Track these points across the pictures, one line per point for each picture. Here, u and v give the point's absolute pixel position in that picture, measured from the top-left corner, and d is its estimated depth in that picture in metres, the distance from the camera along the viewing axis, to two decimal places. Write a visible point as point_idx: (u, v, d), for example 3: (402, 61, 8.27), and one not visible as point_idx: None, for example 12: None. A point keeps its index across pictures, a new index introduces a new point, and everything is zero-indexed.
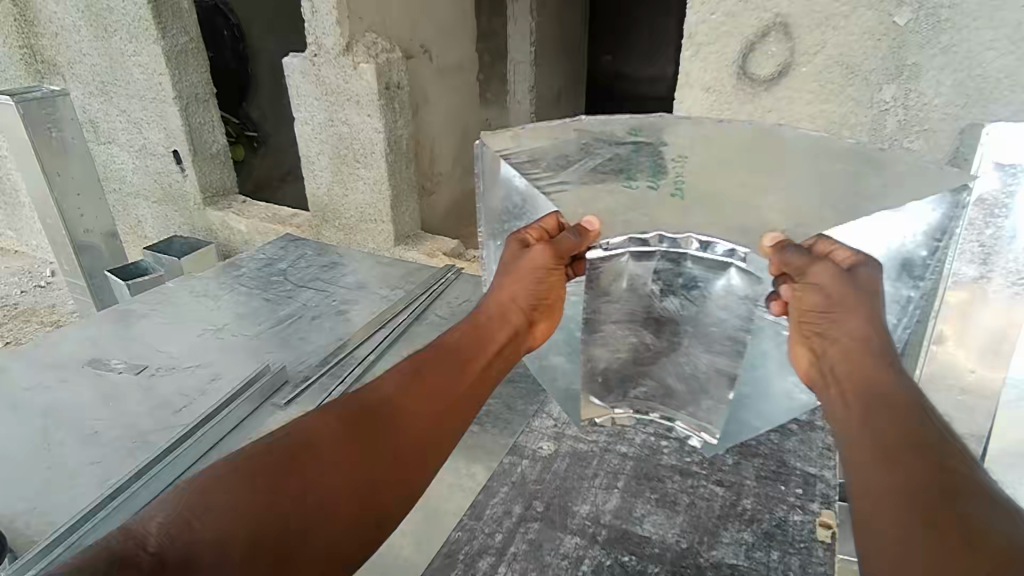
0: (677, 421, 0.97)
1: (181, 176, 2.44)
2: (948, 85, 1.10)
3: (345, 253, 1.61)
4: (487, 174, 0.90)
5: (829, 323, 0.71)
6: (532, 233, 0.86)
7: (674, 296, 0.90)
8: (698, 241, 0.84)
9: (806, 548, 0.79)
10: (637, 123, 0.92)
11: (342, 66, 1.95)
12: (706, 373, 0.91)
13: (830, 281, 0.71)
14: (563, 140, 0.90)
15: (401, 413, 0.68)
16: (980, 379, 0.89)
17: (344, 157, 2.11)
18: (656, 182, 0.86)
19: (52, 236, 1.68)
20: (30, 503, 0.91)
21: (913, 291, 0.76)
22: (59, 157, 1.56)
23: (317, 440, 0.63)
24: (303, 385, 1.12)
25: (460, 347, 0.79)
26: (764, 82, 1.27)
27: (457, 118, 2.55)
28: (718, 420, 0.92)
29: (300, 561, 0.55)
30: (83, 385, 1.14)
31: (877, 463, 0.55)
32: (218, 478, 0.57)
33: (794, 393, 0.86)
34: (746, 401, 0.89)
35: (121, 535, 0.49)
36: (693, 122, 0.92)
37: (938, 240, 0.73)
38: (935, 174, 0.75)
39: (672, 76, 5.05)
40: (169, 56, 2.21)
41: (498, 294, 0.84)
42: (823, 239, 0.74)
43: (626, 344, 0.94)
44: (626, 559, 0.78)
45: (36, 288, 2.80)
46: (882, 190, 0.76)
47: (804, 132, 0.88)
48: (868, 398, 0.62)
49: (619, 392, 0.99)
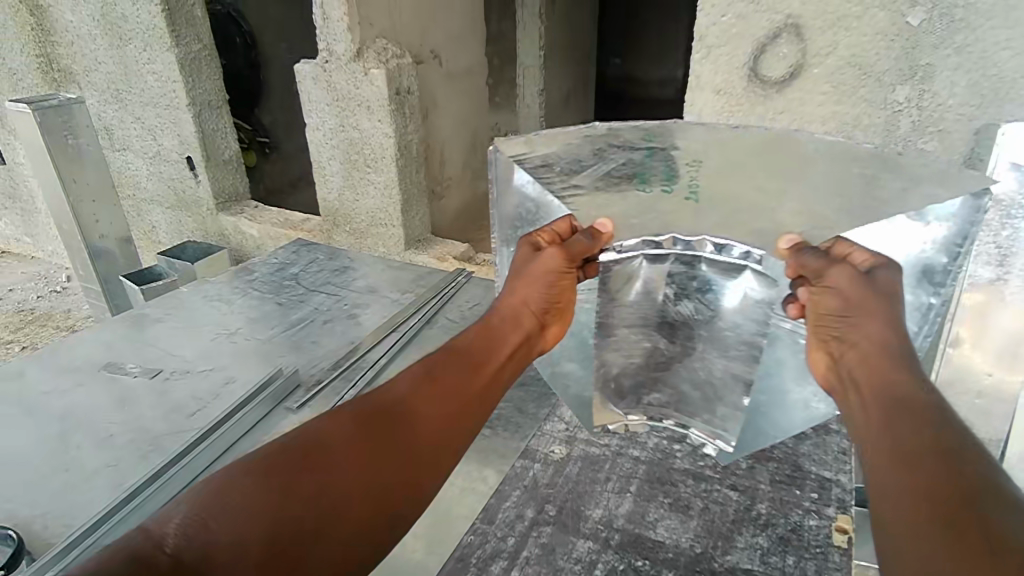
0: (691, 427, 0.93)
1: (195, 182, 2.47)
2: (962, 86, 1.08)
3: (356, 257, 1.62)
4: (500, 181, 0.91)
5: (845, 325, 0.70)
6: (544, 236, 0.84)
7: (689, 300, 0.87)
8: (713, 243, 0.77)
9: (822, 553, 0.78)
10: (651, 129, 0.94)
11: (353, 71, 1.96)
12: (720, 378, 0.89)
13: (849, 284, 0.70)
14: (575, 144, 0.93)
15: (413, 414, 0.69)
16: (996, 382, 0.94)
17: (354, 162, 2.12)
18: (670, 185, 0.85)
19: (68, 241, 1.70)
20: (46, 506, 0.92)
21: (934, 298, 0.75)
22: (74, 162, 1.59)
23: (330, 440, 0.63)
24: (315, 389, 1.13)
25: (470, 351, 0.78)
26: (776, 84, 1.26)
27: (466, 122, 2.56)
28: (734, 427, 0.89)
29: (316, 563, 0.55)
30: (98, 388, 1.16)
31: (896, 466, 0.54)
32: (232, 480, 0.57)
33: (811, 402, 0.86)
34: (762, 409, 0.89)
35: (140, 535, 0.50)
36: (707, 128, 0.95)
37: (959, 246, 0.73)
38: (953, 179, 0.75)
39: (683, 78, 5.05)
40: (182, 63, 2.24)
41: (512, 297, 0.84)
42: (841, 242, 0.73)
43: (640, 348, 0.92)
44: (640, 564, 0.78)
45: (53, 293, 2.84)
46: (902, 194, 0.75)
47: (821, 137, 0.88)
48: (886, 400, 0.61)
49: (633, 398, 0.95)
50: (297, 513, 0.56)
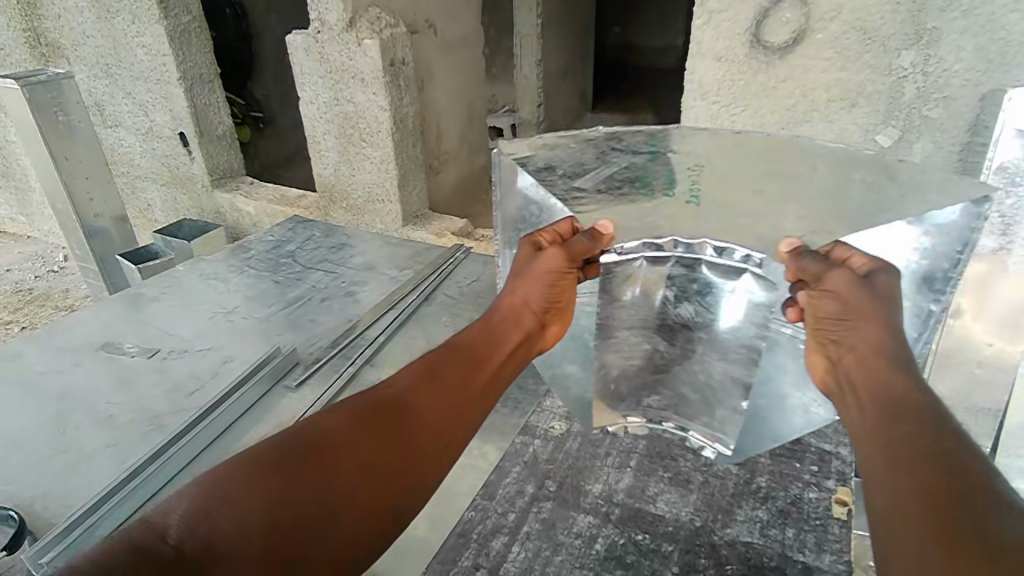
0: (690, 430, 0.90)
1: (188, 158, 2.44)
2: (968, 50, 1.03)
3: (353, 233, 1.60)
4: (504, 184, 0.89)
5: (845, 329, 0.68)
6: (545, 236, 0.82)
7: (689, 303, 0.85)
8: (713, 246, 0.77)
9: (821, 525, 0.78)
10: (652, 133, 0.92)
11: (346, 42, 1.91)
12: (718, 382, 0.86)
13: (849, 291, 0.68)
14: (578, 148, 0.91)
15: (416, 407, 0.67)
16: (997, 352, 0.94)
17: (349, 136, 2.08)
18: (671, 189, 0.83)
19: (63, 220, 1.68)
20: (48, 487, 0.92)
21: (935, 305, 0.72)
22: (66, 140, 1.56)
23: (332, 435, 0.62)
24: (314, 367, 1.12)
25: (472, 347, 0.76)
26: (778, 50, 1.23)
27: (461, 95, 2.51)
28: (733, 429, 0.86)
29: (317, 553, 0.55)
30: (96, 369, 1.15)
31: (888, 465, 0.54)
32: (235, 472, 0.57)
33: (811, 407, 0.81)
34: (762, 413, 0.86)
35: (143, 527, 0.50)
36: (710, 134, 0.93)
37: (959, 253, 0.70)
38: (953, 187, 0.74)
39: (683, 46, 5.00)
40: (172, 35, 2.18)
41: (512, 296, 0.81)
42: (839, 246, 0.71)
43: (640, 350, 0.89)
44: (639, 538, 0.78)
45: (50, 273, 2.82)
46: (899, 200, 0.74)
47: (822, 143, 0.87)
48: (882, 401, 0.60)
49: (632, 400, 0.92)
50: (297, 505, 0.56)
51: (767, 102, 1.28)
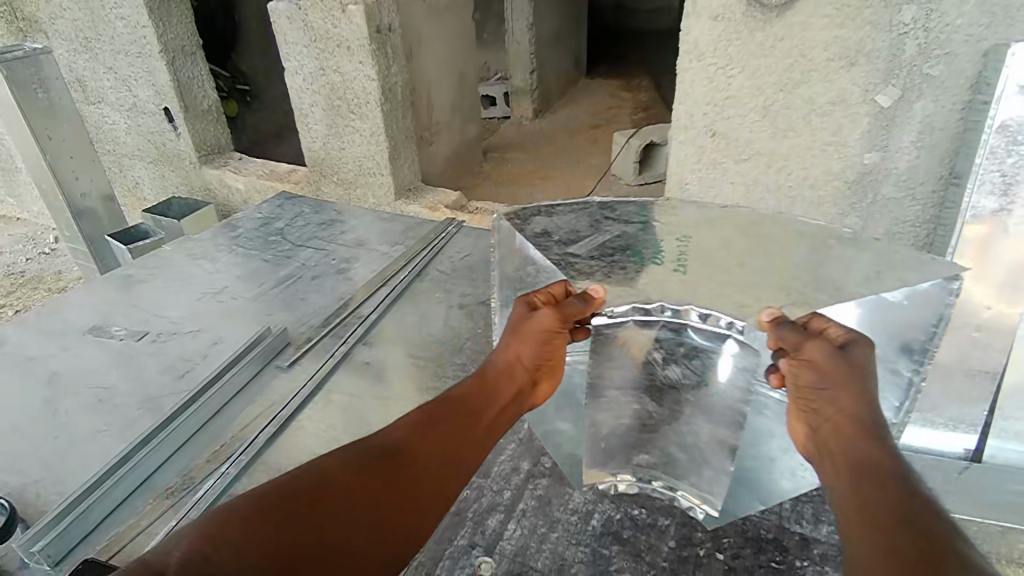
0: (679, 490, 0.81)
1: (175, 135, 2.39)
2: (971, 4, 1.03)
3: (343, 209, 1.57)
4: (505, 246, 0.91)
5: (824, 396, 0.67)
6: (540, 296, 0.82)
7: (677, 365, 0.85)
8: (698, 312, 0.81)
9: (818, 495, 0.79)
10: (645, 204, 0.90)
11: (330, 8, 1.85)
12: (707, 445, 0.82)
13: (821, 359, 0.68)
14: (573, 215, 0.90)
15: (413, 461, 0.65)
16: (995, 316, 0.90)
17: (338, 108, 2.03)
18: (658, 257, 0.84)
19: (48, 200, 1.64)
20: (39, 474, 0.91)
21: (913, 373, 0.71)
22: (45, 117, 1.51)
23: (331, 481, 0.60)
24: (305, 347, 1.11)
25: (467, 400, 0.74)
26: (774, 9, 1.18)
27: (450, 64, 2.45)
28: (721, 490, 0.79)
29: (322, 563, 0.55)
30: (87, 352, 1.14)
31: (858, 516, 0.54)
32: (235, 509, 0.55)
33: (798, 471, 0.78)
34: (748, 477, 0.80)
35: (141, 566, 0.49)
36: (698, 207, 0.90)
37: (933, 325, 0.70)
38: (923, 264, 0.75)
39: (677, 5, 4.91)
40: (150, 7, 2.11)
41: (504, 351, 0.79)
42: (817, 316, 0.72)
43: (629, 410, 0.87)
44: (636, 512, 0.79)
45: (42, 254, 2.79)
46: (874, 278, 0.75)
47: (806, 219, 0.85)
48: (865, 459, 0.59)
49: (621, 457, 0.86)
50: (295, 510, 0.56)
51: (766, 62, 1.24)
